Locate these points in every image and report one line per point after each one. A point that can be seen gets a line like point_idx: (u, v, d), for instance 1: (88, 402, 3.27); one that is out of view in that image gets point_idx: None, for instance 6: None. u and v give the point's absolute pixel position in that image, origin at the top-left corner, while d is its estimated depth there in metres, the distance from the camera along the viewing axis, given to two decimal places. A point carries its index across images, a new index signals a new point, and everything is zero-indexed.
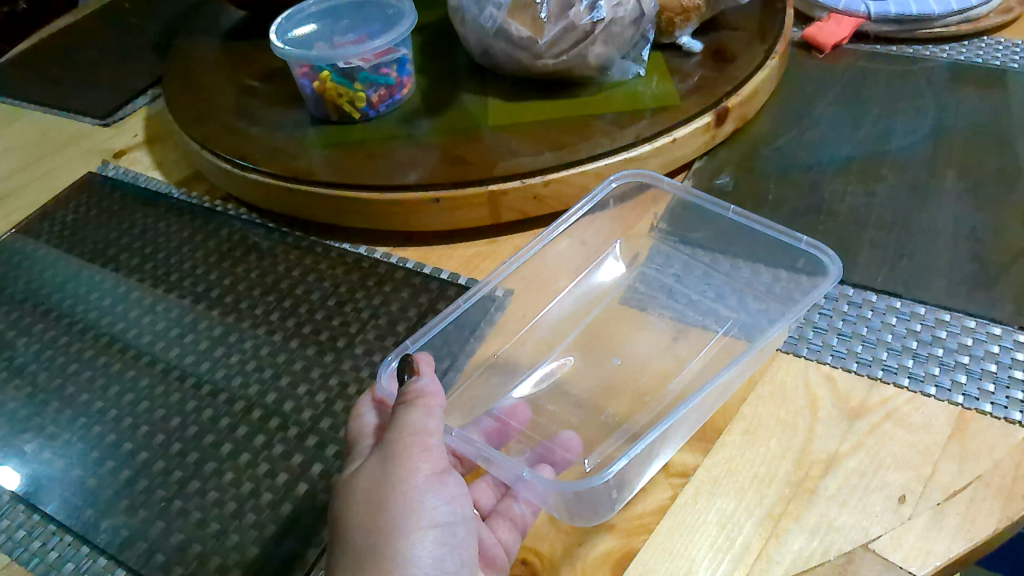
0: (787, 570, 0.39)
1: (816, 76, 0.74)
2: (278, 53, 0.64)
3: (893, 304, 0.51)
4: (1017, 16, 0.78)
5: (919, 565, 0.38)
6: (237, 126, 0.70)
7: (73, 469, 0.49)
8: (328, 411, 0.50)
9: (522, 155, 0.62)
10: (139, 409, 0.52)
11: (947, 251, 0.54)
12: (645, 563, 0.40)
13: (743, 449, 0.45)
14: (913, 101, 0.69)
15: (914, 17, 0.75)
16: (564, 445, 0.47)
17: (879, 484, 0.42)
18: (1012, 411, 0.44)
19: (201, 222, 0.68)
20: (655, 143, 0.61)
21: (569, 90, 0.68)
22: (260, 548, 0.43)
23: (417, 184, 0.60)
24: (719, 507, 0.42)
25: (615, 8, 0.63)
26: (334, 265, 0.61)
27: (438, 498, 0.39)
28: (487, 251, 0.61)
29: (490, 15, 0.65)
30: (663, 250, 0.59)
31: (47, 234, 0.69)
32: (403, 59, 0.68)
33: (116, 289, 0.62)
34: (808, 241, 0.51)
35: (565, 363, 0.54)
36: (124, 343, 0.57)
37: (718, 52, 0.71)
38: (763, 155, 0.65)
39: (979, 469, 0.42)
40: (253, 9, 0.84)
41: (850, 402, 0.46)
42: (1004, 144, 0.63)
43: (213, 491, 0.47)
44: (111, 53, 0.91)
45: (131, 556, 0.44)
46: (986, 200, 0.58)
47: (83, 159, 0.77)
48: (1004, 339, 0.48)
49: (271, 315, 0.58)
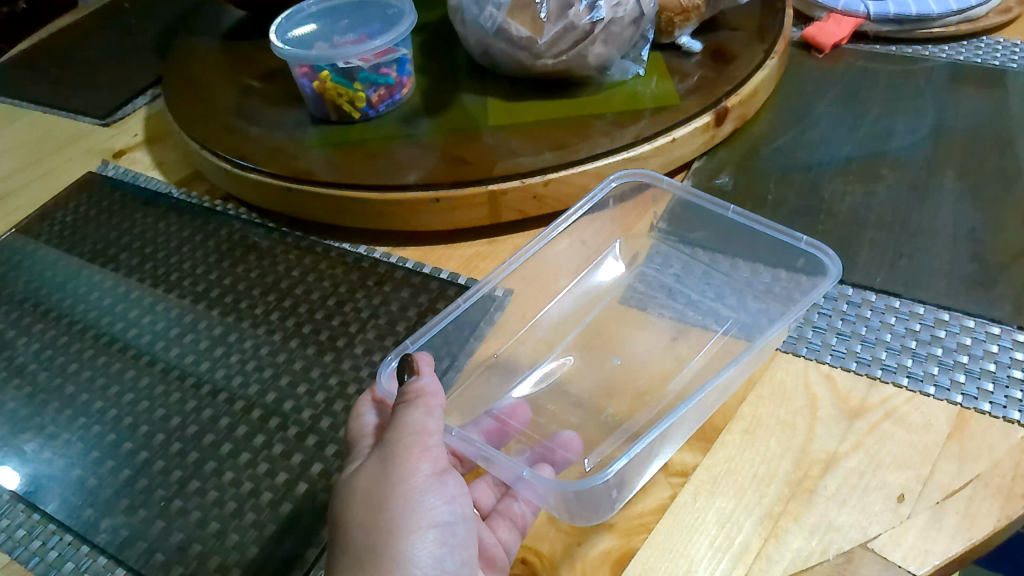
0: (786, 569, 0.39)
1: (815, 76, 0.74)
2: (278, 53, 0.64)
3: (893, 304, 0.51)
4: (1016, 16, 0.78)
5: (918, 564, 0.38)
6: (236, 126, 0.70)
7: (72, 468, 0.49)
8: (328, 411, 0.50)
9: (521, 154, 0.62)
10: (139, 408, 0.52)
11: (947, 251, 0.54)
12: (644, 562, 0.41)
13: (742, 448, 0.45)
14: (913, 101, 0.69)
15: (914, 17, 0.75)
16: (564, 445, 0.47)
17: (879, 483, 0.42)
18: (1010, 411, 0.44)
19: (201, 221, 0.68)
20: (654, 143, 0.61)
21: (568, 89, 0.68)
22: (259, 548, 0.43)
23: (416, 183, 0.60)
24: (719, 506, 0.42)
25: (614, 8, 0.63)
26: (334, 264, 0.61)
27: (438, 498, 0.39)
28: (486, 251, 0.61)
29: (489, 15, 0.65)
30: (663, 250, 0.59)
31: (47, 234, 0.69)
32: (403, 59, 0.68)
33: (116, 289, 0.62)
34: (809, 241, 0.51)
35: (565, 363, 0.54)
36: (124, 343, 0.57)
37: (718, 52, 0.71)
38: (762, 155, 0.65)
39: (977, 468, 0.42)
40: (253, 9, 0.84)
41: (849, 401, 0.46)
42: (1004, 144, 0.63)
43: (213, 491, 0.47)
44: (110, 52, 0.91)
45: (131, 556, 0.44)
46: (985, 199, 0.58)
47: (82, 158, 0.77)
48: (1003, 338, 0.48)
49: (271, 314, 0.58)
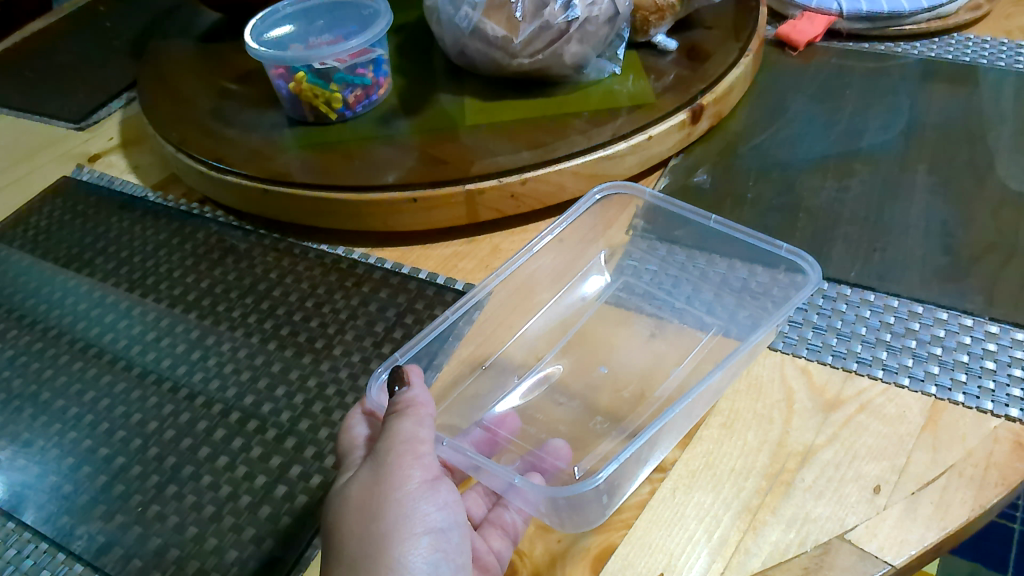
0: (763, 562, 0.39)
1: (788, 74, 0.74)
2: (254, 54, 0.64)
3: (868, 297, 0.52)
4: (986, 13, 0.80)
5: (894, 554, 0.38)
6: (213, 128, 0.70)
7: (48, 475, 0.49)
8: (307, 413, 0.50)
9: (499, 154, 0.62)
10: (115, 413, 0.52)
11: (920, 244, 0.55)
12: (624, 558, 0.41)
13: (720, 442, 0.45)
14: (886, 98, 0.70)
15: (885, 14, 0.76)
16: (553, 453, 0.47)
17: (855, 475, 0.43)
18: (984, 401, 0.45)
19: (177, 225, 0.67)
20: (632, 141, 0.62)
21: (546, 89, 0.69)
22: (239, 551, 0.43)
23: (396, 184, 0.60)
24: (698, 501, 0.42)
25: (589, 6, 0.62)
26: (312, 266, 0.61)
27: (432, 506, 0.39)
28: (464, 251, 0.61)
29: (465, 15, 0.65)
30: (640, 249, 0.59)
31: (21, 239, 0.68)
32: (379, 59, 0.68)
33: (92, 294, 0.62)
34: (788, 248, 0.52)
35: (554, 371, 0.53)
36: (100, 348, 0.57)
37: (693, 50, 0.72)
38: (739, 153, 0.65)
39: (951, 458, 0.42)
40: (228, 11, 0.83)
41: (825, 394, 0.47)
42: (975, 139, 0.64)
43: (191, 495, 0.46)
44: (84, 56, 0.90)
45: (107, 562, 0.44)
46: (956, 193, 0.59)
47: (57, 162, 0.77)
48: (976, 330, 0.49)
49: (249, 317, 0.57)
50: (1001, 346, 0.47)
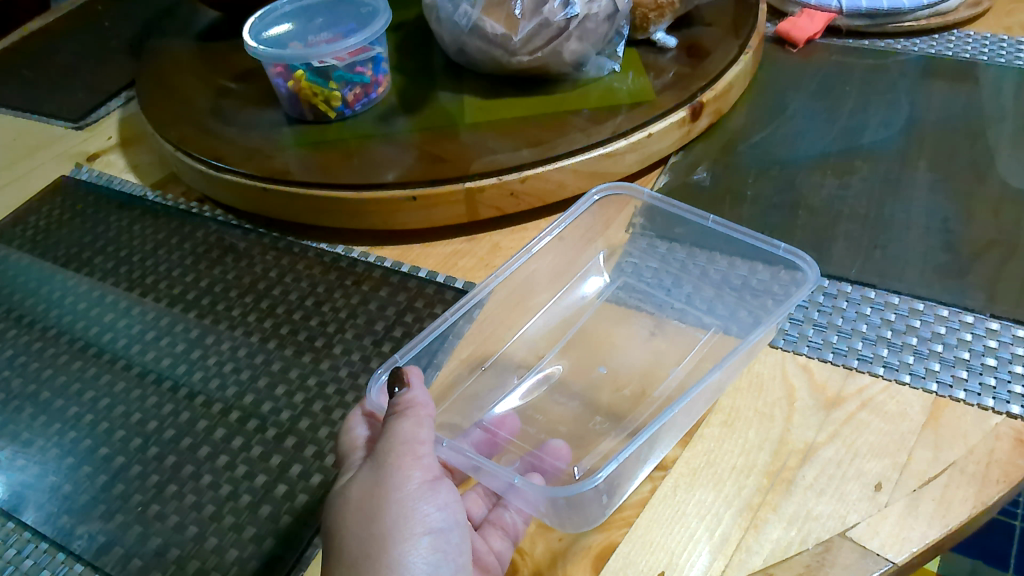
0: (765, 560, 0.39)
1: (788, 71, 0.74)
2: (252, 53, 0.63)
3: (869, 294, 0.52)
4: (986, 9, 0.79)
5: (896, 551, 0.38)
6: (212, 127, 0.69)
7: (47, 475, 0.48)
8: (307, 412, 0.50)
9: (499, 152, 0.62)
10: (114, 412, 0.52)
11: (921, 241, 0.55)
12: (625, 557, 0.40)
13: (721, 440, 0.45)
14: (885, 95, 0.70)
15: (885, 11, 0.76)
16: (553, 453, 0.47)
17: (856, 473, 0.42)
18: (985, 398, 0.45)
19: (176, 224, 0.67)
20: (632, 138, 0.61)
21: (545, 86, 0.68)
22: (239, 551, 0.43)
23: (395, 183, 0.60)
24: (699, 499, 0.42)
25: (589, 3, 0.62)
26: (311, 265, 0.61)
27: (432, 506, 0.39)
28: (464, 249, 0.61)
29: (464, 13, 0.65)
30: (640, 247, 0.59)
31: (19, 239, 0.68)
32: (378, 57, 0.68)
33: (91, 294, 0.61)
34: (786, 248, 0.52)
35: (554, 371, 0.53)
36: (99, 348, 0.57)
37: (693, 47, 0.71)
38: (739, 150, 0.65)
39: (953, 456, 0.42)
40: (227, 10, 0.83)
41: (826, 392, 0.47)
42: (975, 136, 0.63)
43: (191, 495, 0.46)
44: (83, 55, 0.90)
45: (108, 562, 0.44)
46: (957, 190, 0.59)
47: (56, 161, 0.76)
48: (977, 327, 0.49)
49: (248, 316, 0.57)
50: (1002, 343, 0.47)
